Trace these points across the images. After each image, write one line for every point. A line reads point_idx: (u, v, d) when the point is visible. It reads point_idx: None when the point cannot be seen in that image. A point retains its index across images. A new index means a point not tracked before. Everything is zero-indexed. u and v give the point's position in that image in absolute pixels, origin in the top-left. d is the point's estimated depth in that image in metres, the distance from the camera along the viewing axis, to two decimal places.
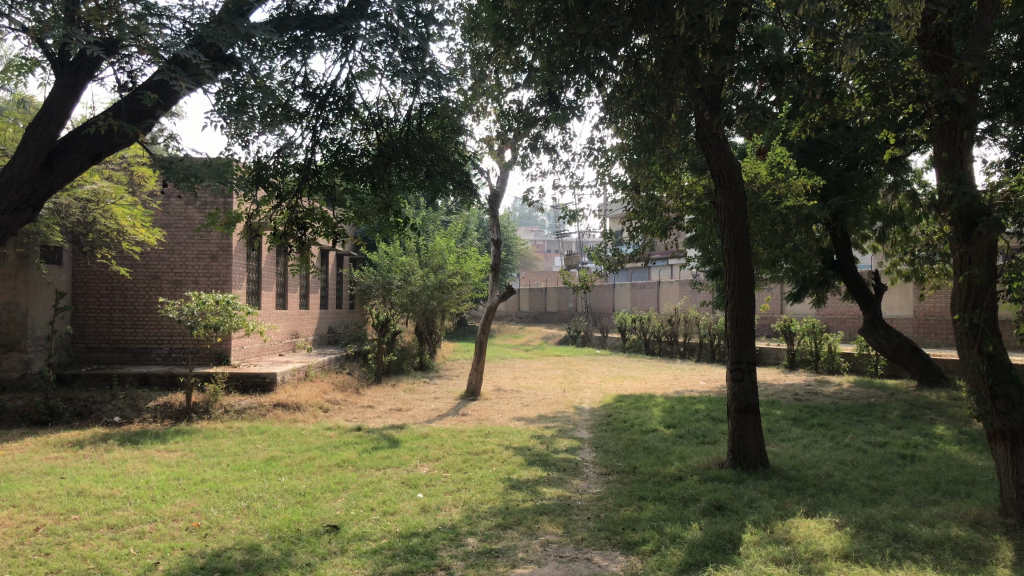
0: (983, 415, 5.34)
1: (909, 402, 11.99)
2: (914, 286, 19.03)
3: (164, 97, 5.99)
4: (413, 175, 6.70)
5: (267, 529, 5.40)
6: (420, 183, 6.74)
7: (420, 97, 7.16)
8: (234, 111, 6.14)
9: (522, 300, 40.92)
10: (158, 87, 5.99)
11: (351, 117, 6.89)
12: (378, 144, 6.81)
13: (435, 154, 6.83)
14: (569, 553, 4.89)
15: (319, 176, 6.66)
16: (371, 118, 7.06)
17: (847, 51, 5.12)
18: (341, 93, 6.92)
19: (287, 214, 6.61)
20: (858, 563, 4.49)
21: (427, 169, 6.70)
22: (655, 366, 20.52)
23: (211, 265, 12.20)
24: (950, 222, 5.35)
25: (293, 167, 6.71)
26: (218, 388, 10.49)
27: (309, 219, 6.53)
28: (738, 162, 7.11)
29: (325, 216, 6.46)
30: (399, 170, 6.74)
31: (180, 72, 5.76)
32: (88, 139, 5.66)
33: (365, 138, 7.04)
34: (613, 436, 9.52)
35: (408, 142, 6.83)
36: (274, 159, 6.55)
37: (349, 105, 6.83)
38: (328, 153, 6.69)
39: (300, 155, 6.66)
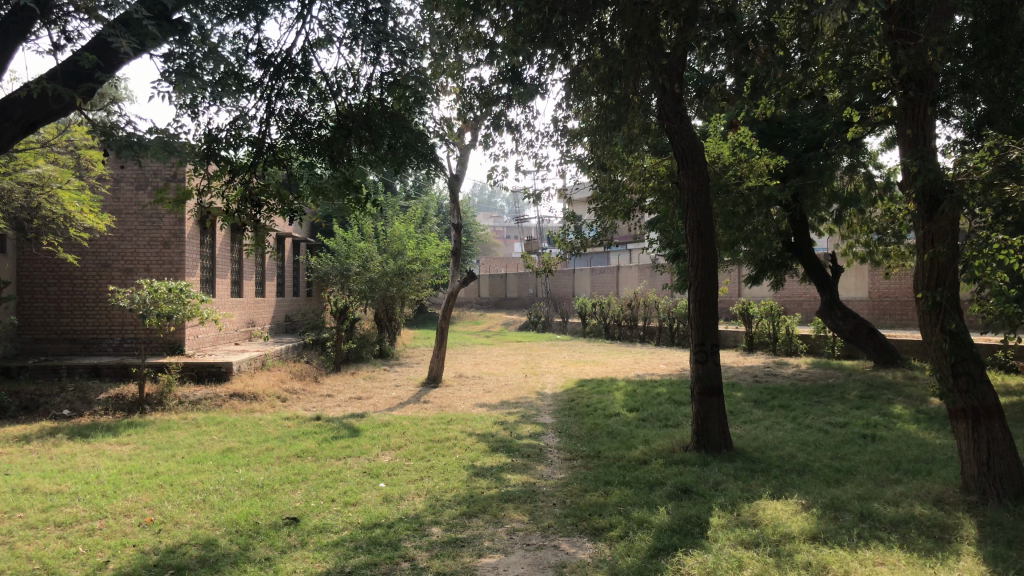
0: (945, 394, 5.36)
1: (867, 381, 12.14)
2: (869, 268, 19.31)
3: (104, 59, 5.50)
4: (374, 149, 6.51)
5: (224, 523, 5.23)
6: (382, 157, 6.56)
7: (382, 67, 6.93)
8: (183, 77, 5.81)
9: (482, 286, 40.71)
10: (97, 48, 5.51)
11: (307, 88, 6.65)
12: (338, 117, 6.59)
13: (398, 126, 6.59)
14: (535, 540, 4.79)
15: (274, 151, 6.47)
16: (328, 88, 6.70)
17: (829, 15, 5.01)
18: (297, 63, 6.64)
19: (240, 191, 6.31)
20: (827, 544, 4.46)
21: (389, 141, 6.50)
22: (616, 350, 20.58)
23: (163, 252, 11.88)
24: (914, 199, 5.35)
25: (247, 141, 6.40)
26: (172, 378, 10.22)
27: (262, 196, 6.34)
28: (700, 143, 7.07)
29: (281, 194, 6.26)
30: (359, 143, 6.53)
31: (121, 28, 5.33)
32: (18, 105, 5.16)
33: (323, 111, 6.68)
34: (576, 420, 9.47)
35: (370, 113, 6.55)
36: (227, 132, 6.23)
37: (306, 75, 6.57)
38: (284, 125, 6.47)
39: (254, 128, 6.40)
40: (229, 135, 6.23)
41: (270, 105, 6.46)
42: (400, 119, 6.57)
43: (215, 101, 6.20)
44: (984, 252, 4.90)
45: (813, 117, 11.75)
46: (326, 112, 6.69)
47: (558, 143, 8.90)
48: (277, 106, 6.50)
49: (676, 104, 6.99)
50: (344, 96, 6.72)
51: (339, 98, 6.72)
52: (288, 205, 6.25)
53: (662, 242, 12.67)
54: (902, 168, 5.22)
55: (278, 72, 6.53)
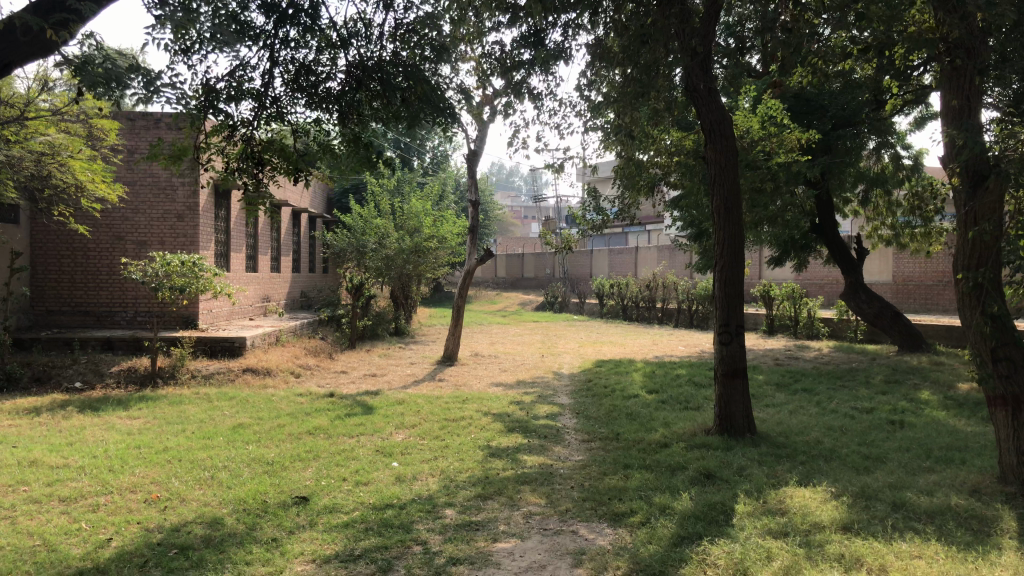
0: (984, 378, 5.11)
1: (891, 366, 11.88)
2: (893, 251, 18.95)
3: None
4: (386, 103, 6.26)
5: (232, 501, 5.07)
6: (395, 112, 6.28)
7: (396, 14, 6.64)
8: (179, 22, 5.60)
9: (499, 266, 40.46)
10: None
11: (315, 38, 6.37)
12: (349, 69, 6.34)
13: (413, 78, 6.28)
14: (553, 525, 4.60)
15: (278, 106, 6.25)
16: (338, 38, 6.42)
17: None
18: (305, 10, 6.35)
19: (241, 149, 6.13)
20: (859, 535, 4.24)
21: (402, 95, 6.21)
22: (634, 331, 20.34)
23: (177, 225, 11.75)
24: (958, 174, 5.07)
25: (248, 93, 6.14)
26: (185, 352, 10.10)
27: (266, 154, 6.15)
28: (730, 116, 6.76)
29: (285, 152, 6.07)
30: (370, 98, 6.32)
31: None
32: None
33: (334, 63, 6.42)
34: (593, 402, 9.27)
35: (383, 65, 6.31)
36: (225, 81, 6.01)
37: (316, 24, 6.30)
38: (288, 76, 6.26)
39: (256, 80, 6.16)
40: (230, 86, 6.01)
41: (275, 54, 6.22)
42: (415, 71, 6.30)
43: (215, 49, 5.98)
44: None
45: (842, 94, 11.38)
46: (336, 64, 6.44)
47: (581, 114, 8.64)
48: (282, 56, 6.26)
49: (704, 76, 6.68)
50: (355, 46, 6.44)
51: (349, 48, 6.45)
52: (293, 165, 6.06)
53: (684, 222, 12.39)
54: (943, 140, 4.95)
55: (284, 19, 6.26)
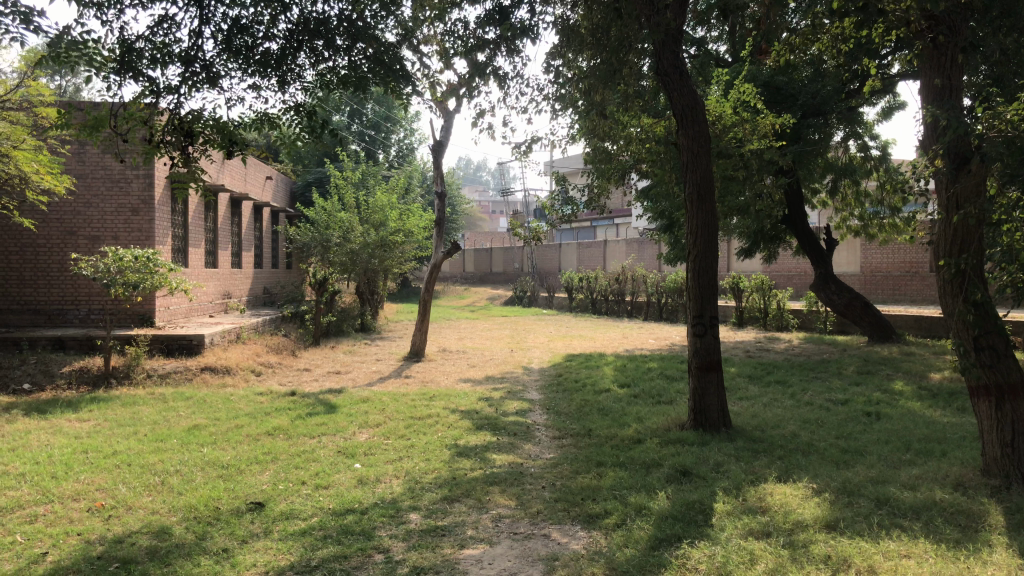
0: (966, 368, 4.95)
1: (863, 357, 11.81)
2: (861, 242, 18.99)
3: None
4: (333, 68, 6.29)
5: (181, 508, 4.76)
6: (343, 79, 6.33)
7: None
8: None
9: (467, 260, 40.10)
10: None
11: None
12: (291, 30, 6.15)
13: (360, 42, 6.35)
14: (524, 529, 4.36)
15: (210, 71, 5.84)
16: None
17: None
18: None
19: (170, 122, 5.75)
20: (844, 534, 4.04)
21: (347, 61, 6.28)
22: (603, 325, 20.18)
23: (132, 219, 11.35)
24: (941, 155, 4.90)
25: (174, 57, 5.76)
26: (141, 350, 9.70)
27: (196, 126, 5.80)
28: (702, 100, 6.56)
29: (218, 123, 5.86)
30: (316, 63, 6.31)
31: None
32: None
33: (275, 25, 6.14)
34: (564, 397, 9.05)
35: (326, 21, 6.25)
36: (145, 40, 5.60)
37: None
38: (221, 38, 5.79)
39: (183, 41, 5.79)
40: (153, 47, 5.62)
41: (205, 12, 5.89)
42: (365, 33, 6.36)
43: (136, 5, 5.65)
44: (1015, 215, 4.48)
45: (812, 81, 11.25)
46: (274, 23, 6.14)
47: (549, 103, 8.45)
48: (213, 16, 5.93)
49: (675, 59, 6.48)
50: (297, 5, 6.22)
51: (289, 8, 6.21)
52: (227, 138, 5.88)
53: (654, 213, 12.18)
54: (925, 118, 4.79)
55: None
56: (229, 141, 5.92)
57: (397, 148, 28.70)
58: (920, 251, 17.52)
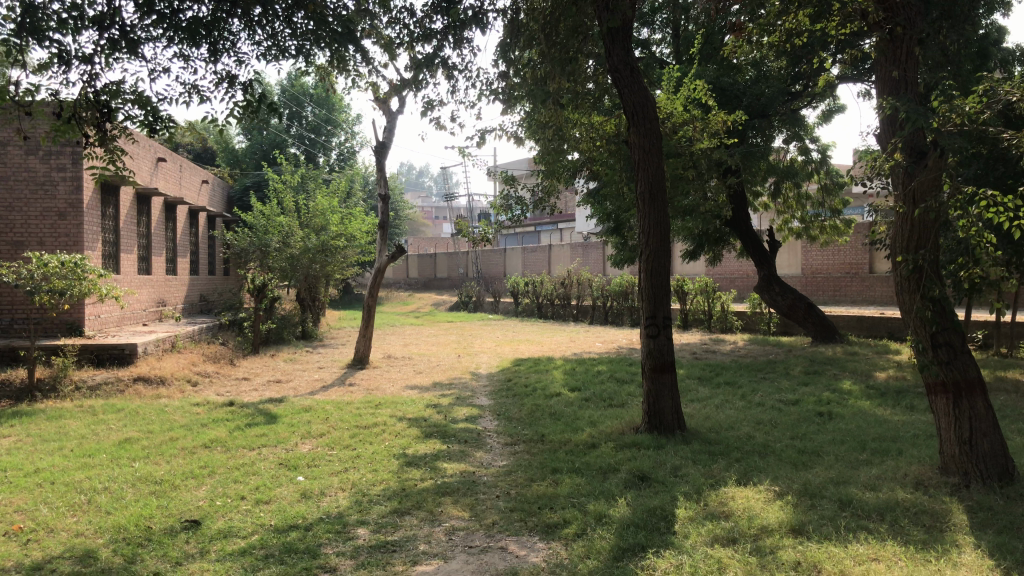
0: (924, 366, 4.87)
1: (808, 357, 11.86)
2: (802, 244, 19.30)
3: None
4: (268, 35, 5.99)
5: (108, 529, 4.41)
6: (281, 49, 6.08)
7: None
8: None
9: (410, 266, 39.58)
10: None
11: None
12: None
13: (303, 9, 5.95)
14: (479, 542, 4.13)
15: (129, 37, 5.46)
16: None
17: None
18: None
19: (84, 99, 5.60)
20: (812, 539, 3.91)
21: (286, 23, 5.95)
22: (550, 329, 20.05)
23: (59, 224, 10.82)
24: (898, 149, 4.83)
25: (88, 21, 5.38)
26: (68, 361, 9.20)
27: (114, 100, 5.67)
28: (653, 96, 6.45)
29: (139, 98, 5.53)
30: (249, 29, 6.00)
31: None
32: None
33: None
34: (514, 402, 8.83)
35: None
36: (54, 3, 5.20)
37: None
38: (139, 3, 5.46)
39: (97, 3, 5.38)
40: (65, 10, 5.23)
41: None
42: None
43: None
44: (972, 210, 4.42)
45: (756, 83, 11.27)
46: None
47: (497, 94, 8.28)
48: None
49: (625, 55, 6.39)
50: None
51: None
52: (149, 115, 5.59)
53: (601, 215, 12.09)
54: (883, 111, 4.73)
55: None
56: (151, 118, 5.62)
57: (337, 152, 28.20)
58: (860, 253, 17.81)
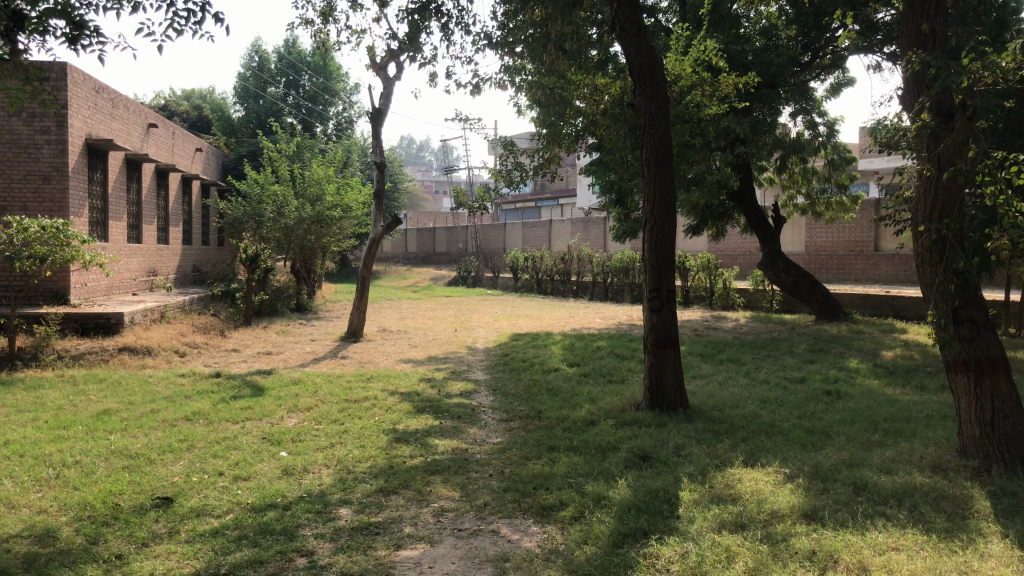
0: (944, 343, 4.56)
1: (812, 335, 11.57)
2: (807, 220, 19.00)
3: None
4: None
5: (73, 506, 4.14)
6: None
7: None
8: None
9: (409, 240, 39.21)
10: None
11: None
12: None
13: None
14: (469, 524, 3.86)
15: None
16: None
17: None
18: None
19: None
20: (825, 526, 3.63)
21: None
22: (549, 304, 19.78)
23: (42, 187, 10.50)
24: (927, 109, 4.51)
25: None
26: (50, 330, 8.91)
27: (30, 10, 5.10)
28: (659, 57, 6.12)
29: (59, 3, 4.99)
30: None
31: None
32: None
33: None
34: (511, 377, 8.57)
35: None
36: None
37: None
38: None
39: None
40: None
41: None
42: None
43: None
44: (1002, 175, 4.08)
45: (765, 51, 10.87)
46: None
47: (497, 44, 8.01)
48: None
49: (632, 12, 6.05)
50: None
51: None
52: (72, 23, 5.02)
53: (603, 187, 11.75)
54: (911, 66, 4.42)
55: None
56: (75, 27, 5.05)
57: (335, 122, 27.74)
58: (865, 230, 17.47)
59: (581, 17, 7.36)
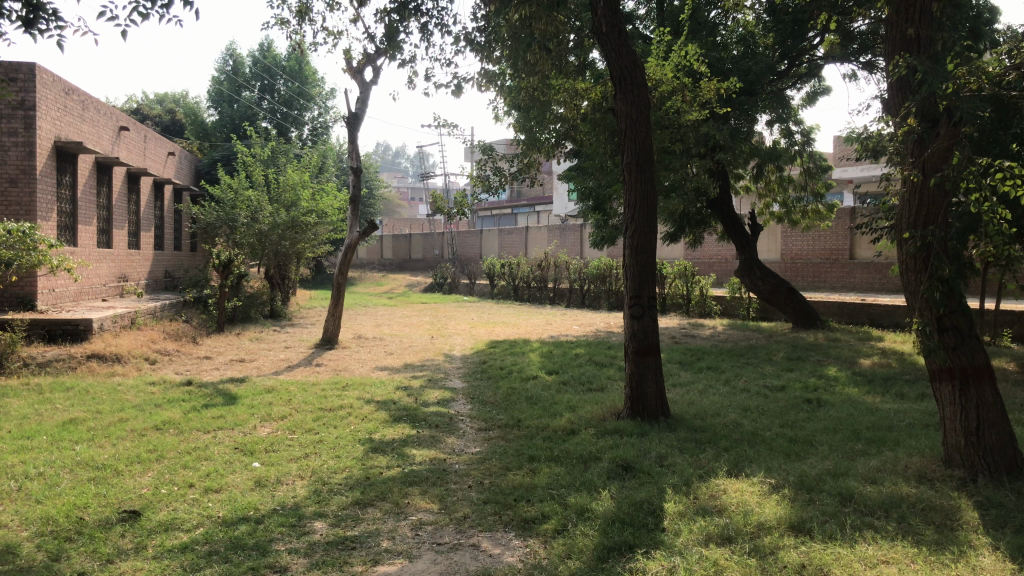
0: (928, 351, 4.51)
1: (790, 343, 11.57)
2: (782, 228, 19.09)
3: None
4: None
5: (35, 521, 3.96)
6: None
7: None
8: None
9: (384, 246, 39.01)
10: None
11: None
12: None
13: None
14: (448, 538, 3.74)
15: None
16: None
17: None
18: None
19: None
20: (813, 539, 3.55)
21: None
22: (526, 311, 19.70)
23: (9, 190, 10.25)
24: (912, 114, 4.47)
25: None
26: (16, 336, 8.67)
27: None
28: (641, 62, 6.06)
29: None
30: None
31: None
32: None
33: None
34: (488, 385, 8.44)
35: None
36: None
37: None
38: None
39: None
40: None
41: None
42: None
43: None
44: (988, 181, 4.04)
45: (743, 59, 10.88)
46: None
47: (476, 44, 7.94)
48: None
49: (613, 16, 5.98)
50: None
51: None
52: (29, 6, 4.84)
53: (581, 194, 11.68)
54: (897, 70, 4.38)
55: None
56: (32, 9, 4.86)
57: (310, 127, 27.52)
58: (840, 238, 17.57)
59: (562, 19, 7.30)
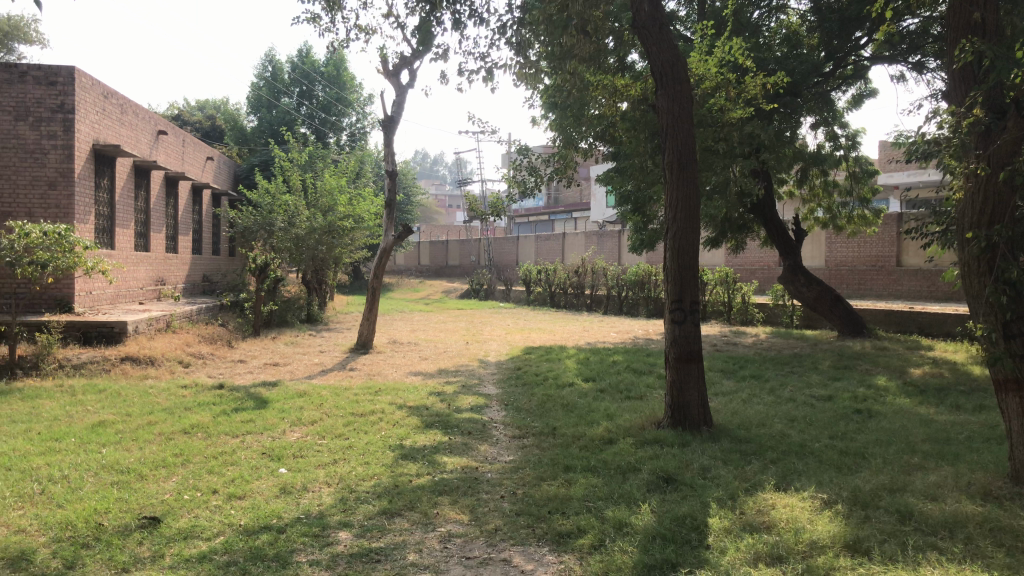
0: (993, 359, 4.20)
1: (835, 351, 11.19)
2: (826, 234, 18.64)
3: None
4: None
5: (54, 526, 3.84)
6: None
7: None
8: None
9: (421, 253, 39.04)
10: None
11: None
12: None
13: None
14: (478, 552, 3.54)
15: None
16: None
17: None
18: None
19: None
20: (871, 560, 3.28)
21: None
22: (563, 318, 19.47)
23: (49, 193, 10.30)
24: (977, 107, 4.18)
25: None
26: (52, 338, 8.66)
27: None
28: (683, 57, 5.83)
29: None
30: None
31: None
32: None
33: None
34: (524, 392, 8.22)
35: None
36: None
37: None
38: None
39: None
40: None
41: None
42: None
43: None
44: None
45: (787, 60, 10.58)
46: None
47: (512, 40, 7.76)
48: None
49: (654, 9, 5.77)
50: None
51: None
52: None
53: (620, 197, 11.43)
54: (962, 58, 4.10)
55: None
56: None
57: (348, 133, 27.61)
58: (887, 244, 17.09)
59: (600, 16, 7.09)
